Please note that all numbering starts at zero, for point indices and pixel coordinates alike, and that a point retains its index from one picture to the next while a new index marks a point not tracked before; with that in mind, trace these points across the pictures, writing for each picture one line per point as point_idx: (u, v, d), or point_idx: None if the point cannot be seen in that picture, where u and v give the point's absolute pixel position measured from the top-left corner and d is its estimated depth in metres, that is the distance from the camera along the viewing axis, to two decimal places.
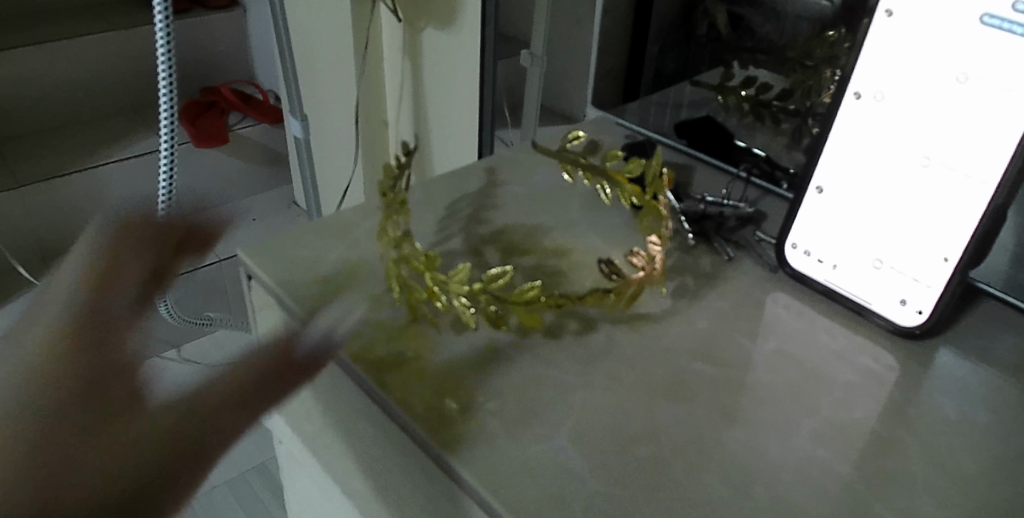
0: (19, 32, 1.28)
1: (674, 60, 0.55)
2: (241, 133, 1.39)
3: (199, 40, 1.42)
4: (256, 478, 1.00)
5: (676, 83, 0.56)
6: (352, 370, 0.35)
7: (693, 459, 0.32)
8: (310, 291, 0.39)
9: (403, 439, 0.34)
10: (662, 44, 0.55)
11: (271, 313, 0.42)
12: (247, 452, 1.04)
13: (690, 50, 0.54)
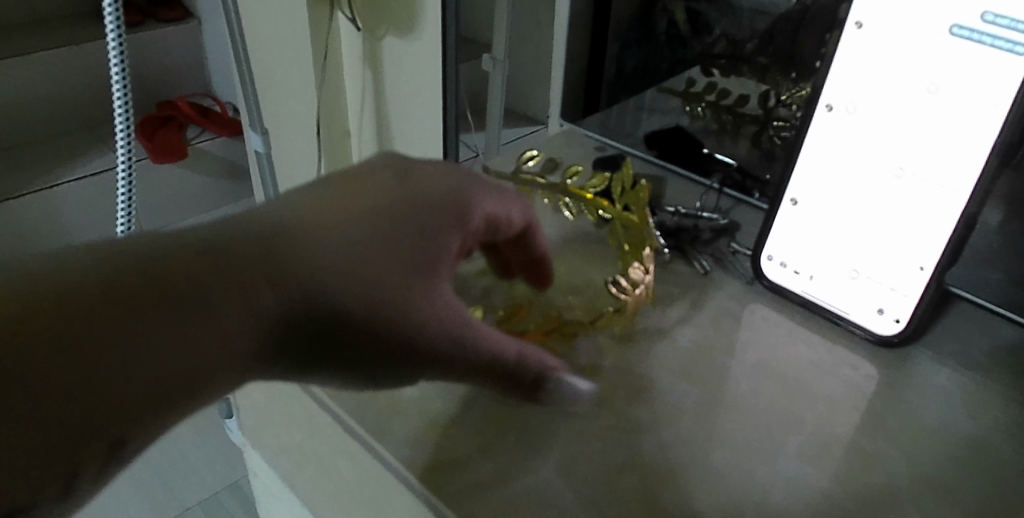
0: None
1: (630, 61, 0.54)
2: (200, 147, 1.36)
3: (152, 53, 1.38)
4: (229, 499, 0.98)
5: (637, 90, 0.55)
6: (330, 409, 0.34)
7: (681, 486, 0.31)
8: None
9: (384, 477, 0.33)
10: (620, 44, 0.54)
11: None
12: (218, 473, 1.01)
13: (651, 50, 0.52)
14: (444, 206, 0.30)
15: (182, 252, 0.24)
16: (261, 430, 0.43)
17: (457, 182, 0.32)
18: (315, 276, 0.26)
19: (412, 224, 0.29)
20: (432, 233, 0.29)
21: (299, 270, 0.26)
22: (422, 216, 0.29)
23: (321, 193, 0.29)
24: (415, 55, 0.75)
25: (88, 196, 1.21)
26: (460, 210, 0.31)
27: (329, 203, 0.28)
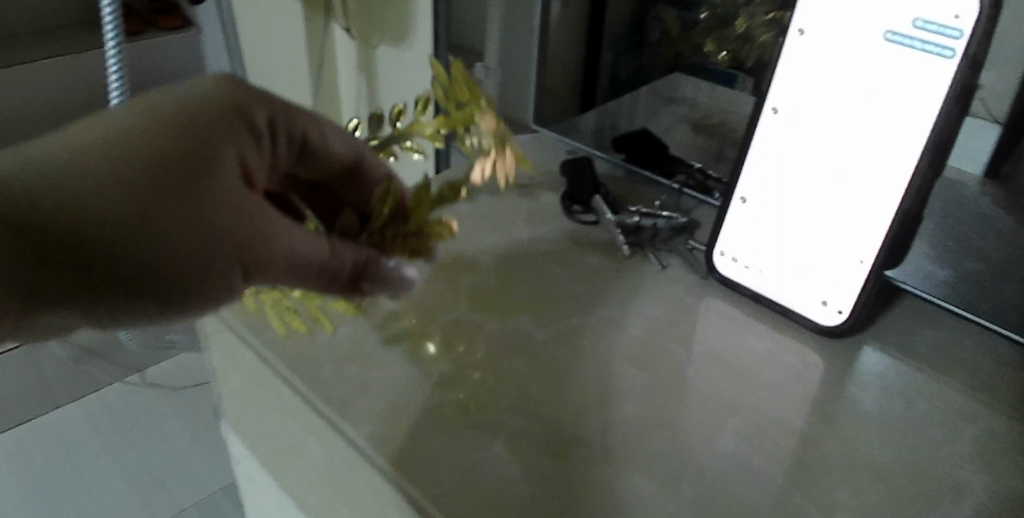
0: None
1: (629, 66, 0.57)
2: None
3: None
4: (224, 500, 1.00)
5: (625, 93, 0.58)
6: (298, 390, 0.37)
7: (623, 461, 0.33)
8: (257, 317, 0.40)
9: (346, 454, 0.35)
10: (615, 51, 0.57)
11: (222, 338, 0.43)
12: (212, 473, 1.04)
13: (645, 57, 0.56)
14: (198, 114, 0.29)
15: None
16: (240, 416, 0.46)
17: (228, 90, 0.30)
18: (48, 191, 0.26)
19: (163, 129, 0.28)
20: (188, 136, 0.28)
21: (27, 189, 0.26)
22: (171, 123, 0.28)
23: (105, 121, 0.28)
24: (406, 61, 0.78)
25: None
26: (228, 117, 0.30)
27: (110, 130, 0.28)
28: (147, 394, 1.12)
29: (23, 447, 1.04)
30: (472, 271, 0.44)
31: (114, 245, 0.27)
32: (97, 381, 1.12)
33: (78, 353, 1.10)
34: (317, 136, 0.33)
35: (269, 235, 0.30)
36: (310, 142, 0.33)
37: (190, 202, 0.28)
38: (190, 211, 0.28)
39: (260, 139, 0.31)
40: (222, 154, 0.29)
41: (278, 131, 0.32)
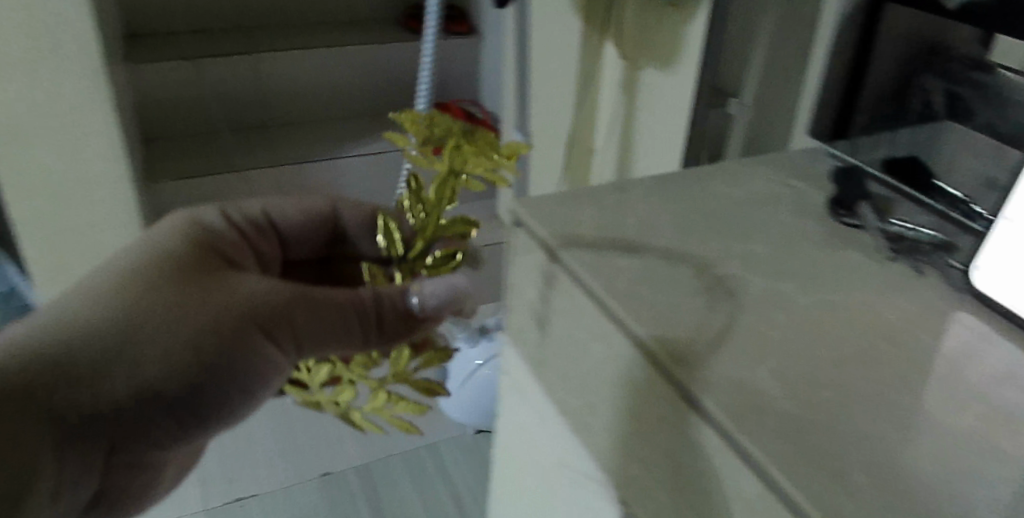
0: (291, 36, 1.42)
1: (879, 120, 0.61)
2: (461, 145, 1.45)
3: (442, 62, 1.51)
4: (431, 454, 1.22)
5: (878, 131, 0.61)
6: (597, 294, 0.45)
7: (869, 409, 0.38)
8: (567, 235, 0.49)
9: (629, 352, 0.43)
10: (871, 116, 0.62)
11: (523, 252, 0.52)
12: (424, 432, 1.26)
13: (903, 119, 0.60)
14: (175, 228, 0.50)
15: (62, 331, 0.43)
16: (512, 325, 0.55)
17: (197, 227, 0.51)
18: (107, 307, 0.44)
19: (170, 238, 0.49)
20: (183, 240, 0.49)
21: (90, 313, 0.43)
22: (174, 239, 0.49)
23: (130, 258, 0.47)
24: (670, 86, 0.87)
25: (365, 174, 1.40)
26: (208, 239, 0.50)
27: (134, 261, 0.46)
28: None
29: None
30: (742, 239, 0.51)
31: (166, 308, 0.44)
32: None
33: None
34: (280, 225, 0.57)
35: (262, 290, 0.47)
36: (278, 229, 0.57)
37: (202, 272, 0.47)
38: (201, 278, 0.46)
39: (226, 234, 0.52)
40: (211, 250, 0.49)
41: (244, 233, 0.54)
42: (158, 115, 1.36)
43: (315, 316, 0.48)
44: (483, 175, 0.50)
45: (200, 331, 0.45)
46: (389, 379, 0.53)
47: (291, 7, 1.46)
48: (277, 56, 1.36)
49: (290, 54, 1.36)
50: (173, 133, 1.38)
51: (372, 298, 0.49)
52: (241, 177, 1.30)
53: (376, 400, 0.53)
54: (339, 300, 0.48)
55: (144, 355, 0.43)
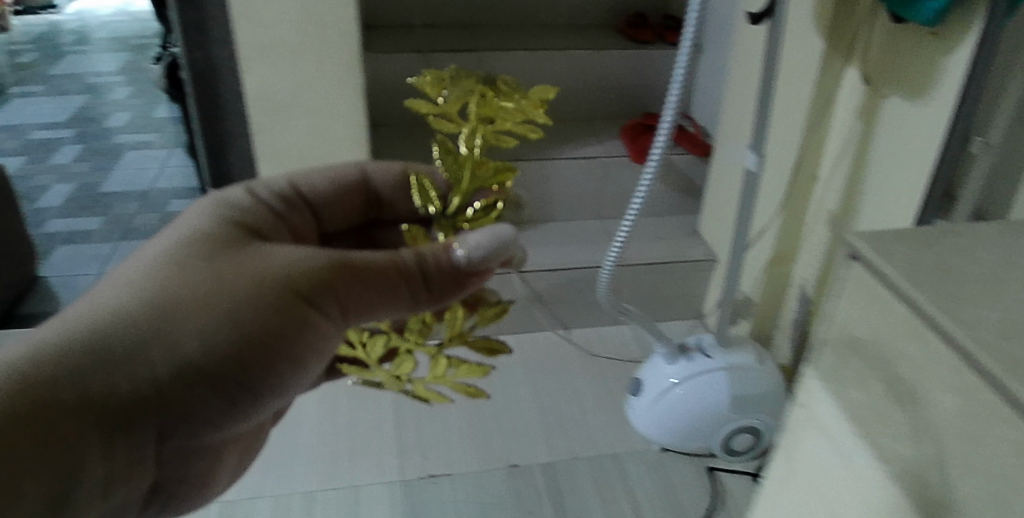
0: (514, 37, 1.44)
1: None
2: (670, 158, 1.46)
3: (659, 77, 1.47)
4: (615, 460, 1.18)
5: None
6: (962, 346, 0.46)
7: None
8: (925, 281, 0.50)
9: (1003, 412, 0.44)
10: None
11: (868, 290, 0.53)
12: (607, 437, 1.22)
13: None
14: (215, 213, 0.60)
15: (121, 321, 0.52)
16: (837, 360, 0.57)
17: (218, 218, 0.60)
18: (151, 297, 0.53)
19: (204, 222, 0.59)
20: (209, 221, 0.59)
21: (138, 303, 0.53)
22: (206, 227, 0.59)
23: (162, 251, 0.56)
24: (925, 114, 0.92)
25: (574, 178, 1.37)
26: (222, 220, 0.60)
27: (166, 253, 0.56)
28: (568, 349, 1.35)
29: None
30: (1019, 293, 0.50)
31: (219, 285, 0.55)
32: (538, 325, 1.36)
33: (532, 299, 1.32)
34: (309, 203, 0.68)
35: (295, 260, 0.58)
36: (311, 209, 0.68)
37: (228, 249, 0.57)
38: (234, 255, 0.57)
39: (261, 215, 0.62)
40: (244, 229, 0.60)
41: (271, 206, 0.64)
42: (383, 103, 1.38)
43: (359, 281, 0.59)
44: (520, 127, 0.62)
45: (252, 301, 0.56)
46: (450, 340, 0.69)
47: (518, 10, 1.50)
48: (504, 55, 1.37)
49: (517, 53, 1.38)
50: (396, 121, 1.39)
51: (417, 264, 0.60)
52: None
53: (440, 368, 0.70)
54: (389, 266, 0.59)
55: (200, 320, 0.54)
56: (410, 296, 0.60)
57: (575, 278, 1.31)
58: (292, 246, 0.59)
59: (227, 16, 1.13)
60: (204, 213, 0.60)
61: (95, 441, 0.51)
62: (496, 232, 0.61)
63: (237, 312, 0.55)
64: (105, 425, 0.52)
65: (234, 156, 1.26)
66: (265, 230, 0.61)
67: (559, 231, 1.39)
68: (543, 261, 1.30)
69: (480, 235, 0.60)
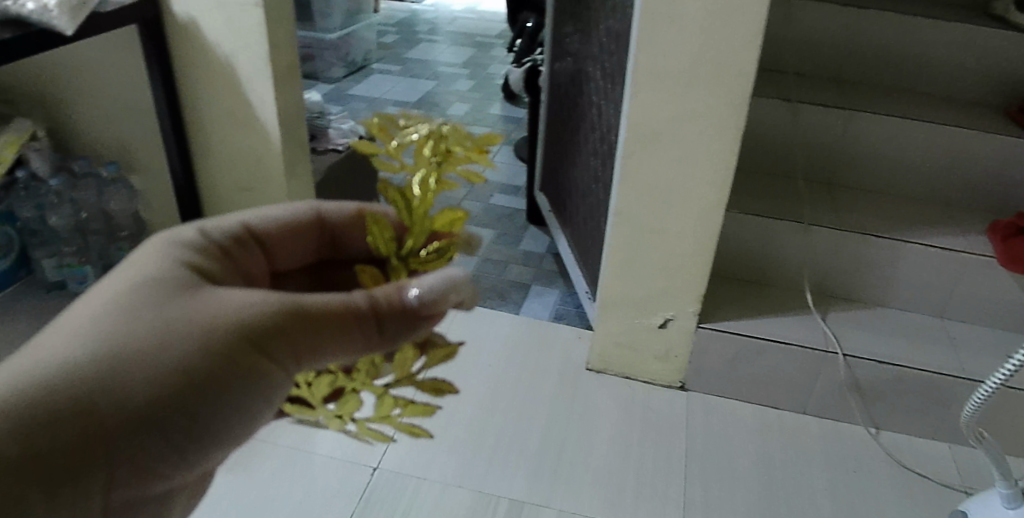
0: (888, 103, 1.39)
1: None
2: None
3: None
4: None
5: None
6: None
7: None
8: None
9: None
10: None
11: None
12: None
13: None
14: (169, 257, 0.58)
15: (65, 371, 0.52)
16: None
17: (167, 255, 0.59)
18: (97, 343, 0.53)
19: (149, 268, 0.57)
20: (157, 266, 0.57)
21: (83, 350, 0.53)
22: (150, 264, 0.58)
23: (103, 296, 0.55)
24: None
25: (925, 265, 1.25)
26: (166, 256, 0.59)
27: (108, 297, 0.55)
28: (879, 451, 1.19)
29: (769, 429, 1.21)
30: None
31: (160, 339, 0.54)
32: (851, 415, 1.23)
33: (851, 387, 1.20)
34: (270, 240, 0.66)
35: (244, 306, 0.57)
36: (266, 243, 0.66)
37: (171, 297, 0.56)
38: (179, 304, 0.55)
39: (216, 259, 0.61)
40: (194, 273, 0.58)
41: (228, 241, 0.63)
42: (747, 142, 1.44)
43: (311, 328, 0.57)
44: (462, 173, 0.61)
45: (196, 355, 0.55)
46: (397, 382, 0.65)
47: (892, 83, 1.50)
48: (872, 116, 1.34)
49: (888, 118, 1.33)
50: (749, 167, 1.45)
51: (368, 308, 0.58)
52: (803, 230, 1.27)
53: (387, 407, 0.67)
54: (340, 311, 0.58)
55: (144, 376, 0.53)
56: (360, 340, 0.58)
57: (905, 376, 1.18)
58: (244, 290, 0.58)
59: (623, 35, 1.17)
60: (155, 248, 0.59)
61: (40, 498, 0.51)
62: (451, 279, 0.59)
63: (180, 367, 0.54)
64: (51, 482, 0.51)
65: (592, 165, 1.33)
66: (217, 263, 0.61)
67: (894, 323, 1.28)
68: (871, 352, 1.19)
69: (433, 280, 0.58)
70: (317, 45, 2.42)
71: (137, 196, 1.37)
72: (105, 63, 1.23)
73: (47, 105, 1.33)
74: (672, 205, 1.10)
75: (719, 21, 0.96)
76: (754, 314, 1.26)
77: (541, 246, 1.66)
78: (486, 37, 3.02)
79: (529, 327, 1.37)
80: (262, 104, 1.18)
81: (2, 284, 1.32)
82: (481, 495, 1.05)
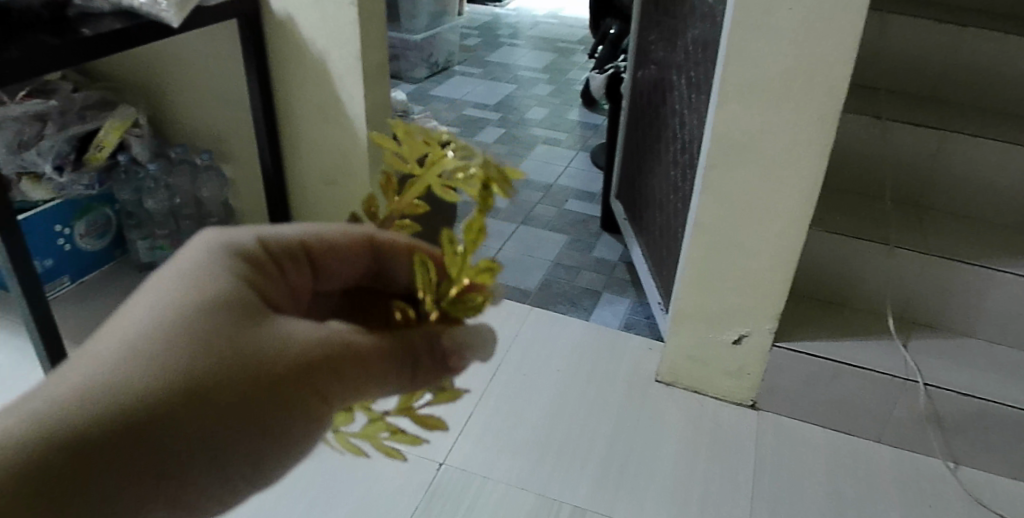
0: (985, 125, 1.33)
1: None
2: None
3: None
4: None
5: None
6: None
7: None
8: None
9: None
10: None
11: None
12: None
13: None
14: (221, 271, 0.52)
15: (109, 394, 0.45)
16: None
17: (223, 268, 0.52)
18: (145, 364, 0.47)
19: (206, 281, 0.51)
20: (214, 280, 0.51)
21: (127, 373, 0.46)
22: (204, 277, 0.51)
23: (152, 311, 0.49)
24: None
25: (1017, 295, 1.19)
26: (223, 268, 0.52)
27: (158, 312, 0.48)
28: (956, 485, 1.13)
29: (840, 454, 1.17)
30: None
31: (213, 368, 0.48)
32: (928, 447, 1.18)
33: (930, 417, 1.16)
34: (322, 258, 0.58)
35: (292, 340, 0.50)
36: (317, 260, 0.57)
37: (230, 322, 0.49)
38: (241, 331, 0.49)
39: (268, 276, 0.54)
40: (252, 291, 0.52)
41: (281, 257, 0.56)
42: (834, 158, 1.40)
43: (354, 372, 0.51)
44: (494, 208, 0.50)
45: (247, 388, 0.49)
46: (395, 409, 0.55)
47: (991, 105, 1.43)
48: (968, 138, 1.28)
49: (985, 141, 1.27)
50: (835, 184, 1.42)
51: (406, 349, 0.52)
52: (887, 250, 1.23)
53: (374, 428, 0.56)
54: (384, 356, 0.52)
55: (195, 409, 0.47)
56: (394, 385, 0.52)
57: (988, 411, 1.12)
58: (294, 320, 0.52)
59: (709, 47, 1.16)
60: (209, 259, 0.52)
61: None
62: (481, 337, 0.52)
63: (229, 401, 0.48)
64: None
65: (671, 174, 1.32)
66: (271, 282, 0.54)
67: (981, 355, 1.22)
68: (954, 383, 1.14)
69: (470, 338, 0.52)
70: (402, 45, 2.48)
71: (227, 185, 1.42)
72: (208, 54, 1.30)
73: (153, 93, 1.41)
74: (754, 219, 1.08)
75: (815, 32, 0.94)
76: (832, 335, 1.22)
77: (613, 253, 1.65)
78: (567, 42, 3.03)
79: (599, 334, 1.36)
80: (351, 100, 1.21)
81: (100, 261, 1.45)
82: (544, 499, 1.06)
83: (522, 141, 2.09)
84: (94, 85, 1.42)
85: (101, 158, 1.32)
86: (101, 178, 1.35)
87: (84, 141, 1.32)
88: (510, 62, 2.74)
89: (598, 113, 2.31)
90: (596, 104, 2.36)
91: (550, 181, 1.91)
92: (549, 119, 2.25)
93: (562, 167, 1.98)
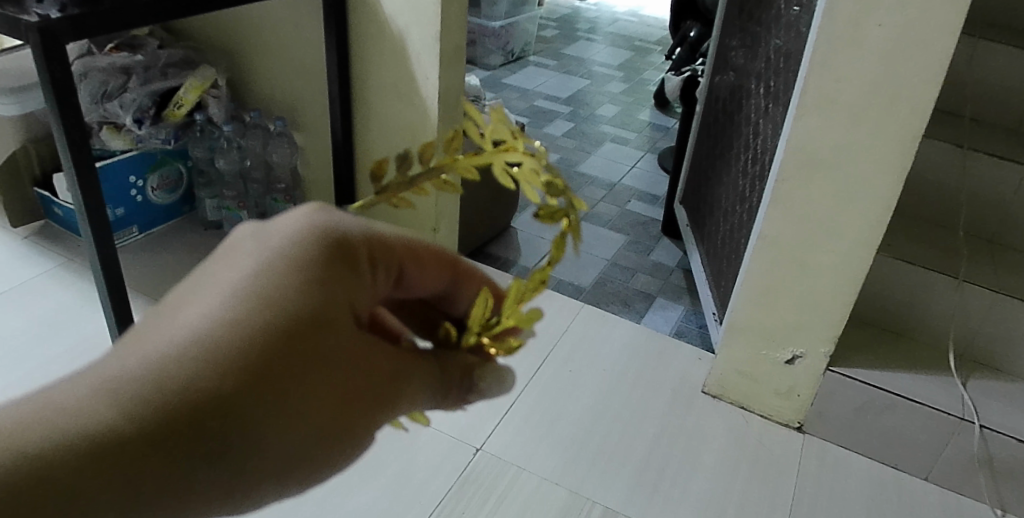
0: None
1: None
2: None
3: None
4: None
5: None
6: None
7: None
8: None
9: None
10: None
11: None
12: None
13: None
14: (304, 263, 0.43)
15: (161, 402, 0.38)
16: None
17: (311, 258, 0.43)
18: (209, 373, 0.39)
19: (292, 276, 0.43)
20: (302, 274, 0.43)
21: (190, 382, 0.39)
22: (286, 272, 0.43)
23: (224, 309, 0.41)
24: None
25: None
26: (310, 263, 0.43)
27: (229, 314, 0.41)
28: None
29: (885, 487, 1.14)
30: None
31: (279, 390, 0.41)
32: (978, 491, 1.13)
33: (984, 461, 1.11)
34: (414, 272, 0.47)
35: (354, 358, 0.44)
36: (407, 275, 0.47)
37: (312, 343, 0.42)
38: (310, 349, 0.42)
39: (355, 274, 0.44)
40: (341, 303, 0.43)
41: (370, 261, 0.45)
42: (911, 187, 1.36)
43: (399, 392, 0.46)
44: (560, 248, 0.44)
45: (310, 415, 0.42)
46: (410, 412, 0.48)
47: None
48: None
49: None
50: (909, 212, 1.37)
51: (450, 374, 0.47)
52: (957, 286, 1.20)
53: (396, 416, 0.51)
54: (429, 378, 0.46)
55: (258, 430, 0.40)
56: (426, 403, 0.47)
57: None
58: (359, 333, 0.44)
59: (792, 60, 1.13)
60: (290, 246, 0.43)
61: None
62: (501, 386, 0.48)
63: (285, 426, 0.41)
64: None
65: (739, 185, 1.30)
66: (354, 286, 0.45)
67: None
68: (1015, 429, 1.09)
69: (497, 386, 0.48)
70: (480, 31, 2.49)
71: (297, 152, 1.45)
72: (291, 22, 1.32)
73: (236, 59, 1.45)
74: (822, 238, 1.05)
75: (907, 53, 0.90)
76: (890, 365, 1.19)
77: (670, 259, 1.63)
78: (644, 41, 3.01)
79: (647, 338, 1.35)
80: (425, 80, 1.22)
81: (166, 216, 1.49)
82: (577, 497, 1.05)
83: (591, 138, 2.08)
84: (177, 43, 1.46)
85: (179, 115, 1.35)
86: (177, 134, 1.39)
87: (165, 97, 1.36)
88: (586, 57, 2.73)
89: (669, 116, 2.28)
90: (668, 106, 2.33)
91: (614, 180, 1.89)
92: (619, 118, 2.23)
93: (628, 167, 1.96)
